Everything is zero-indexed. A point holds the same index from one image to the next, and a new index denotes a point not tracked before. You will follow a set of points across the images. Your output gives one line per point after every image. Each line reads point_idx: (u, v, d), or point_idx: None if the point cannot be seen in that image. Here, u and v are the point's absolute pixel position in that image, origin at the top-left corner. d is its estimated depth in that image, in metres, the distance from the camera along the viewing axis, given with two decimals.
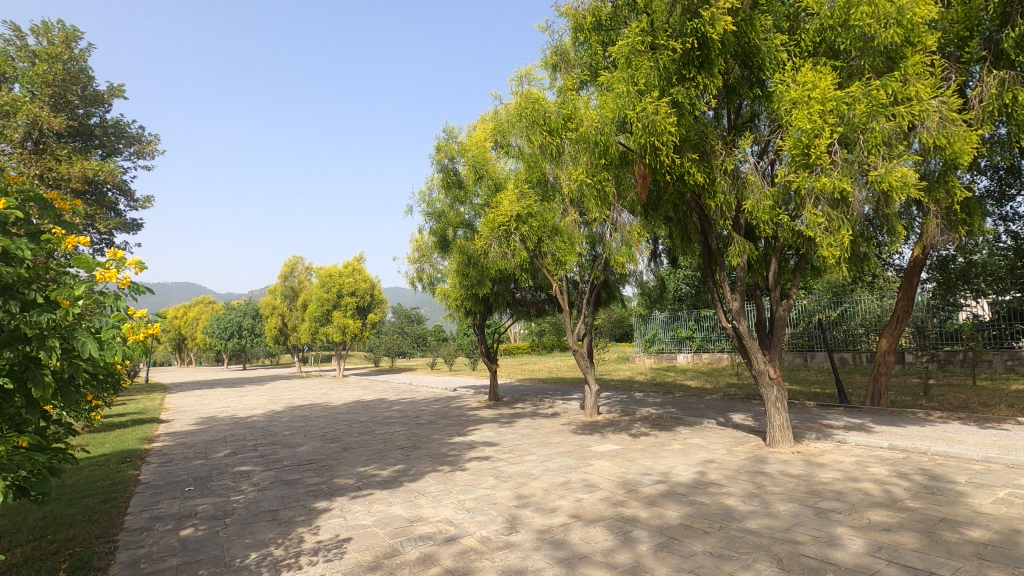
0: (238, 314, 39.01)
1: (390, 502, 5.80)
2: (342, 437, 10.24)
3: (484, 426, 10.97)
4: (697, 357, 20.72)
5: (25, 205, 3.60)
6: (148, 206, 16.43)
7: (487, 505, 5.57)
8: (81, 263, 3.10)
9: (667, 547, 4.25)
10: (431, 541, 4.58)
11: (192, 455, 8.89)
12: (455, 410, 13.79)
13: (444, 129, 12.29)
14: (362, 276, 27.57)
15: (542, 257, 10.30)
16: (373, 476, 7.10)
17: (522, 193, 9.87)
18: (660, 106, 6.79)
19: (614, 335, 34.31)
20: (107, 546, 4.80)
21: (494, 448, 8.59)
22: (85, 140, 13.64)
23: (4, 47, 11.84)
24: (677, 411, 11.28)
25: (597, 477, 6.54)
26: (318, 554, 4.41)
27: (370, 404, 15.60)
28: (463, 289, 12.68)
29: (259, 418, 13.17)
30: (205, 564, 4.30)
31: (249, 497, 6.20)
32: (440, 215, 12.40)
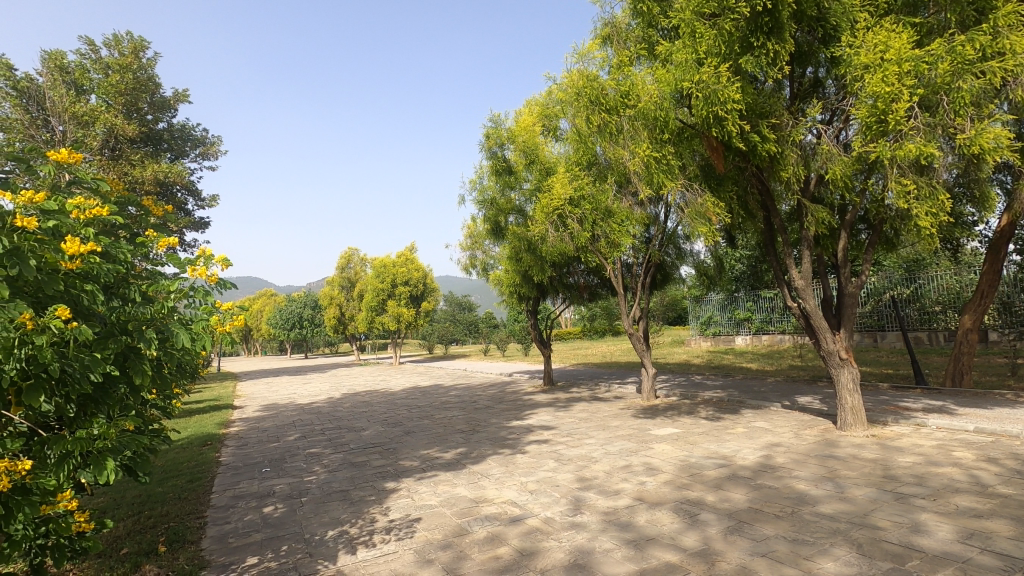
0: (299, 305, 40.76)
1: (454, 484, 5.95)
2: (403, 421, 10.57)
3: (540, 410, 11.04)
4: (756, 339, 20.05)
5: (125, 211, 3.98)
6: (214, 205, 17.27)
7: (550, 487, 5.61)
8: (171, 258, 3.39)
9: (737, 531, 4.17)
10: (497, 521, 4.67)
11: (266, 439, 9.40)
12: (511, 395, 13.95)
13: (491, 118, 12.28)
14: (415, 265, 28.13)
15: (597, 240, 10.19)
16: (436, 458, 7.30)
17: (574, 176, 9.82)
18: (721, 77, 6.63)
19: (668, 319, 33.72)
20: (198, 521, 5.16)
21: (552, 432, 8.64)
22: (155, 145, 14.43)
23: (81, 62, 12.70)
24: (739, 394, 11.00)
25: (659, 460, 6.46)
26: (390, 532, 4.59)
27: (427, 390, 15.98)
28: (516, 275, 12.73)
29: (324, 404, 13.77)
30: (286, 540, 4.56)
31: (321, 478, 6.52)
32: (491, 203, 12.43)
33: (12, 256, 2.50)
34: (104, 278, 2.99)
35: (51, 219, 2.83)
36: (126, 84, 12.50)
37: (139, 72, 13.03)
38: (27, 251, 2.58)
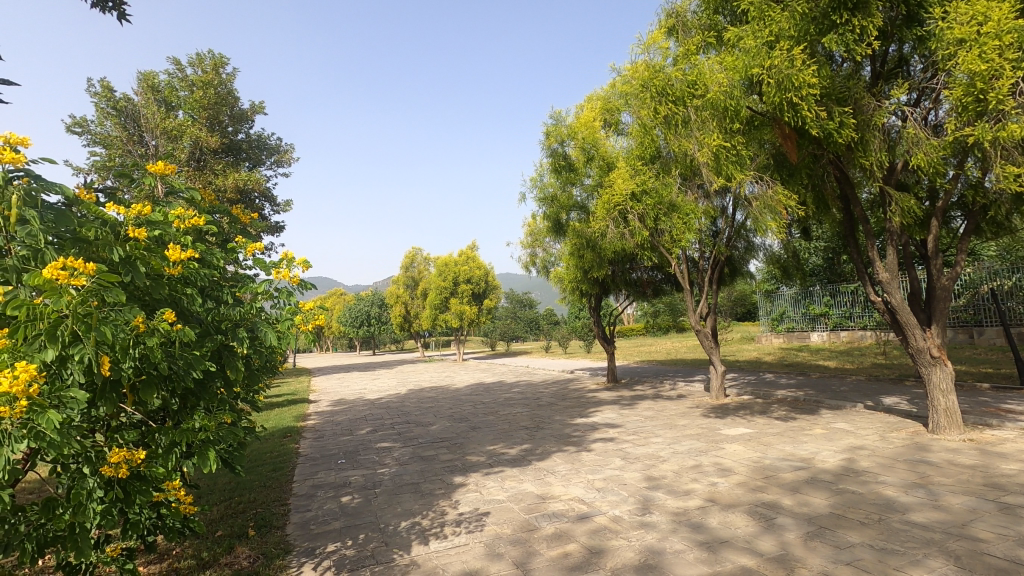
0: (367, 304, 42.37)
1: (521, 480, 6.02)
2: (469, 417, 10.78)
3: (605, 407, 10.94)
4: (834, 335, 18.93)
5: (218, 218, 4.32)
6: (288, 209, 18.22)
7: (617, 485, 5.57)
8: (259, 263, 3.65)
9: (818, 537, 3.98)
10: (565, 518, 4.68)
11: (340, 432, 9.85)
12: (574, 392, 13.92)
13: (551, 115, 12.24)
14: (477, 263, 28.49)
15: (660, 235, 9.96)
16: (501, 454, 7.40)
17: (635, 170, 9.64)
18: (794, 61, 6.41)
19: (736, 314, 32.49)
20: (282, 508, 5.51)
21: (617, 430, 8.54)
22: (235, 155, 15.37)
23: (170, 81, 13.73)
24: (817, 394, 10.46)
25: (731, 461, 6.27)
26: (460, 525, 4.71)
27: (491, 386, 16.20)
28: (578, 272, 12.64)
29: (392, 400, 14.26)
30: (363, 528, 4.78)
31: (393, 471, 6.77)
32: (552, 200, 12.42)
33: (124, 264, 2.77)
34: (199, 282, 3.26)
35: (156, 228, 3.13)
36: (208, 98, 13.44)
37: (220, 87, 13.93)
38: (137, 259, 2.85)
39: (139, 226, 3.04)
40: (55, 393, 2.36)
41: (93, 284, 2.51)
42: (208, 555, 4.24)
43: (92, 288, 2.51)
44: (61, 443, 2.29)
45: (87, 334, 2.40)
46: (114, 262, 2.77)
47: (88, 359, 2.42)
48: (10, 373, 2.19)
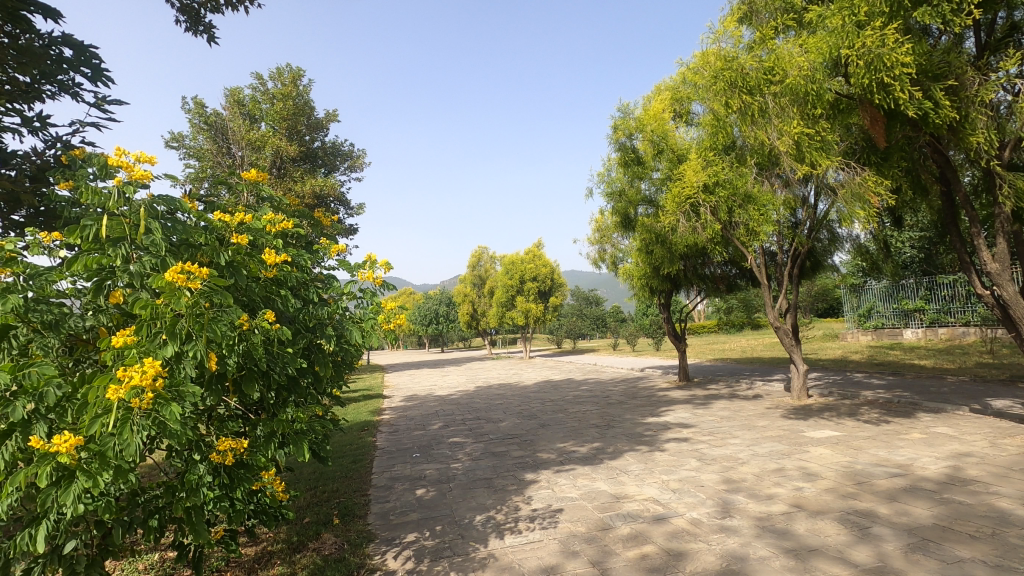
0: (435, 302, 43.52)
1: (593, 478, 5.98)
2: (538, 414, 10.82)
3: (677, 406, 10.65)
4: (930, 332, 17.50)
5: (305, 222, 4.58)
6: (361, 211, 19.00)
7: (694, 487, 5.41)
8: (344, 264, 3.84)
9: (921, 549, 3.69)
10: (641, 519, 4.60)
11: (414, 427, 10.17)
12: (644, 390, 13.64)
13: (619, 108, 12.02)
14: (543, 261, 28.44)
15: (735, 228, 9.56)
16: (573, 452, 7.37)
17: (707, 161, 9.30)
18: (886, 40, 6.01)
19: (817, 310, 30.69)
20: (363, 498, 5.76)
21: (692, 430, 8.30)
22: (312, 163, 15.94)
23: (253, 95, 14.63)
24: (913, 395, 9.67)
25: (817, 465, 5.92)
26: (534, 521, 4.74)
27: (558, 383, 16.19)
28: (647, 268, 12.38)
29: (462, 396, 14.55)
30: (440, 521, 4.92)
31: (466, 465, 6.92)
32: (620, 195, 12.23)
33: (229, 268, 3.02)
34: (292, 284, 3.49)
35: (254, 235, 3.38)
36: (287, 109, 14.18)
37: (298, 98, 14.63)
38: (238, 263, 3.11)
39: (239, 233, 3.31)
40: (174, 385, 2.58)
41: (204, 287, 2.73)
42: (299, 540, 4.52)
43: (203, 290, 2.72)
44: (180, 432, 2.52)
45: (200, 332, 2.62)
46: (221, 266, 3.02)
47: (201, 355, 2.63)
48: (139, 367, 2.42)
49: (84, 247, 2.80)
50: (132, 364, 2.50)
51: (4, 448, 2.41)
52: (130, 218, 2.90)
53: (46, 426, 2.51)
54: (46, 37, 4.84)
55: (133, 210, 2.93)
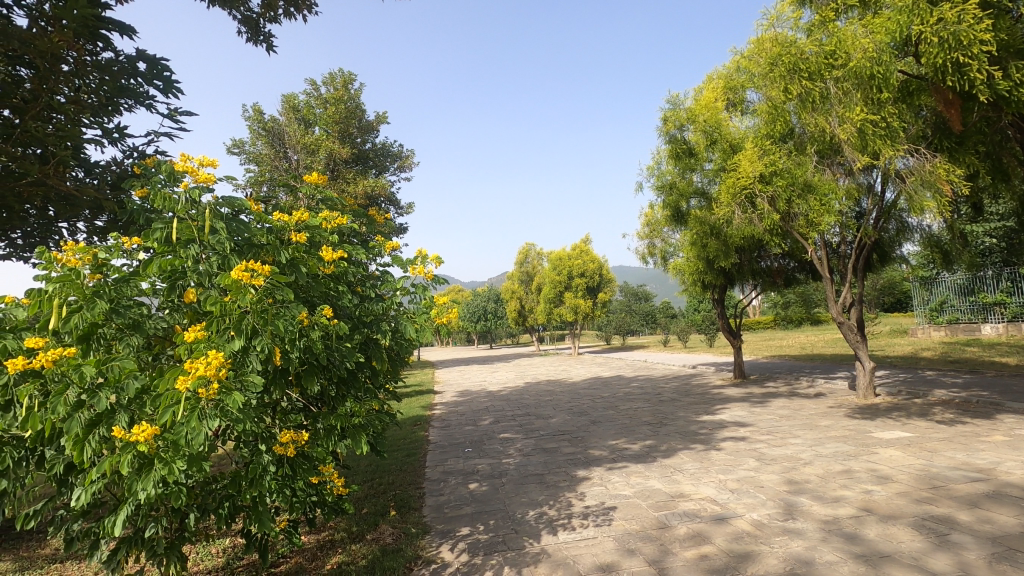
0: (483, 299, 43.97)
1: (647, 476, 5.88)
2: (588, 411, 10.74)
3: (732, 404, 10.34)
4: (1013, 327, 16.27)
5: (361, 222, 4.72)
6: (411, 210, 19.34)
7: (754, 487, 5.24)
8: (397, 261, 3.93)
9: (1008, 559, 3.44)
10: (699, 518, 4.50)
11: (465, 422, 10.30)
12: (698, 387, 13.30)
13: (669, 99, 11.72)
14: (591, 257, 28.16)
15: (794, 219, 9.16)
16: (625, 449, 7.28)
17: (763, 151, 8.93)
18: (964, 16, 5.59)
19: (883, 305, 29.08)
20: (418, 490, 5.89)
21: (749, 429, 8.03)
22: (364, 164, 16.40)
23: (308, 100, 15.11)
24: (994, 395, 9.01)
25: (888, 467, 5.62)
26: (587, 518, 4.71)
27: (608, 380, 16.00)
28: (700, 262, 12.05)
29: (511, 392, 14.62)
30: (493, 515, 4.96)
31: (518, 461, 6.95)
32: (671, 187, 11.95)
33: (290, 265, 3.15)
34: (349, 280, 3.59)
35: (313, 232, 3.50)
36: (340, 113, 14.58)
37: (349, 102, 15.01)
38: (298, 261, 3.24)
39: (299, 231, 3.44)
40: (239, 377, 2.71)
41: (266, 283, 2.84)
42: (357, 530, 4.67)
43: (266, 287, 2.84)
44: (244, 421, 2.64)
45: (264, 327, 2.76)
46: (282, 264, 3.16)
47: (265, 349, 2.75)
48: (205, 359, 2.55)
49: (159, 248, 2.96)
50: (201, 357, 2.64)
51: (92, 437, 2.59)
52: (200, 220, 3.06)
53: (127, 416, 2.67)
54: (123, 54, 5.16)
55: (201, 211, 3.10)
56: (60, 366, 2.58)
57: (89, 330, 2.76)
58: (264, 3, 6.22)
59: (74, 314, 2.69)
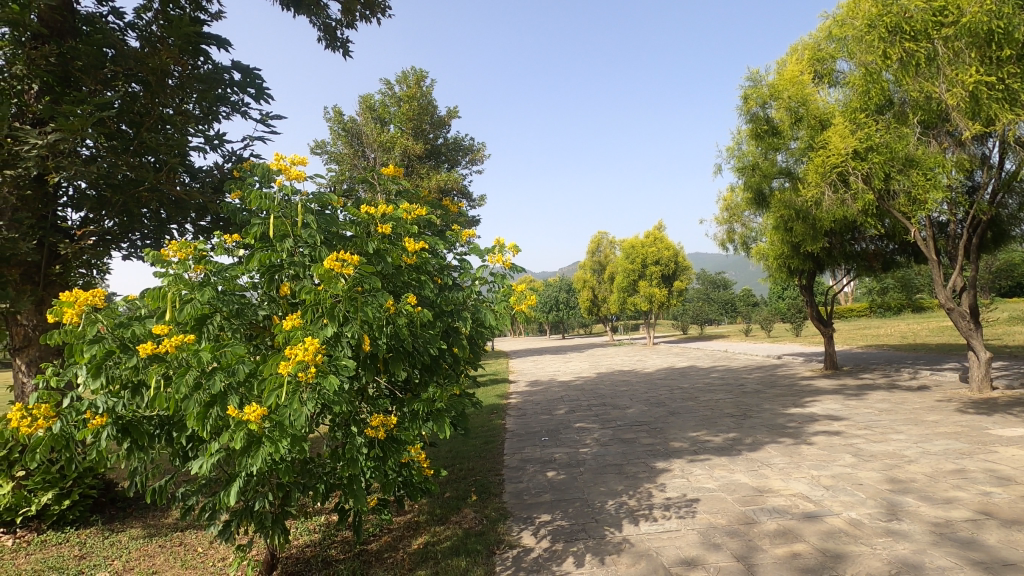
0: (555, 290, 43.98)
1: (731, 470, 5.66)
2: (666, 401, 10.47)
3: (824, 397, 9.71)
4: None
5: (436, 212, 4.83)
6: (482, 203, 19.57)
7: (851, 485, 4.92)
8: (475, 249, 4.00)
9: None
10: (790, 515, 4.29)
11: (540, 411, 10.36)
12: (784, 379, 12.62)
13: (749, 77, 11.09)
14: (665, 244, 27.32)
15: (893, 197, 8.39)
16: (706, 441, 7.04)
17: (857, 124, 8.27)
18: None
19: (999, 288, 26.24)
20: (497, 477, 6.01)
21: (844, 423, 7.52)
22: (436, 159, 16.74)
23: (383, 99, 15.60)
24: None
25: (1009, 468, 5.08)
26: (670, 510, 4.61)
27: (686, 371, 15.50)
28: (785, 248, 11.37)
29: (585, 382, 14.51)
30: (573, 504, 4.97)
31: (595, 451, 6.91)
32: (752, 169, 11.36)
33: (375, 256, 3.29)
34: (429, 270, 3.70)
35: (394, 224, 3.61)
36: (413, 110, 14.94)
37: (422, 99, 15.37)
38: (383, 252, 3.38)
39: (382, 223, 3.55)
40: (333, 362, 2.85)
41: (355, 273, 2.98)
42: (441, 512, 4.83)
43: (354, 276, 2.97)
44: (340, 405, 2.79)
45: (354, 315, 2.91)
46: (368, 255, 3.30)
47: (355, 336, 2.90)
48: (304, 346, 2.69)
49: (258, 244, 3.18)
50: (299, 345, 2.81)
51: (210, 414, 2.84)
52: (292, 216, 3.26)
53: (238, 398, 2.90)
54: (219, 65, 5.55)
55: (291, 208, 3.29)
56: (180, 351, 2.85)
57: (199, 319, 3.04)
58: (343, 9, 6.47)
59: (187, 304, 2.98)
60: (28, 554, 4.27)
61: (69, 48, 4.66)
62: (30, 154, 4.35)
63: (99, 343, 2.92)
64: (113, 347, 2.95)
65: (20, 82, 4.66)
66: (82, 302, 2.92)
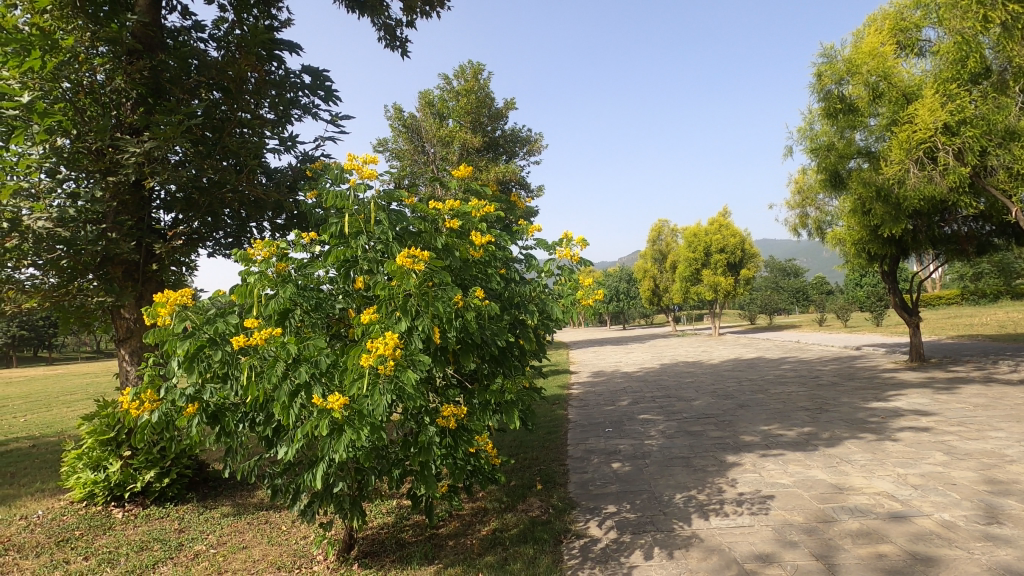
0: (615, 280, 43.47)
1: (808, 465, 5.42)
2: (735, 394, 10.13)
3: (910, 391, 9.08)
4: None
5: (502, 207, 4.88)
6: (540, 193, 19.49)
7: (943, 485, 4.59)
8: (543, 244, 4.03)
9: None
10: (874, 515, 4.06)
11: (603, 402, 10.28)
12: (865, 371, 11.89)
13: (822, 52, 10.47)
14: (731, 230, 26.29)
15: (992, 173, 7.66)
16: (779, 435, 6.77)
17: (949, 96, 7.63)
18: None
19: None
20: (562, 467, 6.02)
21: (934, 418, 7.01)
22: (495, 152, 16.80)
23: (442, 95, 15.81)
24: None
25: None
26: (742, 505, 4.48)
27: (756, 362, 14.88)
28: (865, 232, 10.66)
29: (649, 373, 14.25)
30: (639, 496, 4.92)
31: (661, 443, 6.80)
32: (827, 149, 10.64)
33: (444, 251, 3.36)
34: (496, 263, 3.75)
35: (463, 219, 3.67)
36: (471, 104, 15.07)
37: (480, 92, 15.46)
38: (452, 247, 3.45)
39: (451, 218, 3.63)
40: (409, 355, 2.95)
41: (426, 268, 3.06)
42: (508, 501, 4.90)
43: (427, 271, 3.06)
44: (415, 396, 2.90)
45: (427, 309, 2.98)
46: (438, 250, 3.37)
47: (427, 329, 3.00)
48: (382, 340, 2.81)
49: (334, 241, 3.32)
50: (377, 338, 2.93)
51: (295, 403, 3.02)
52: (366, 213, 3.39)
53: (320, 388, 3.05)
54: (292, 70, 5.83)
55: (365, 205, 3.42)
56: (267, 344, 3.04)
57: (283, 312, 3.21)
58: (404, 7, 6.62)
59: (273, 298, 3.17)
60: (136, 526, 4.71)
61: (159, 62, 5.03)
62: (130, 162, 4.73)
63: (193, 336, 3.18)
64: (204, 340, 3.21)
65: (118, 95, 5.00)
66: (172, 302, 3.15)
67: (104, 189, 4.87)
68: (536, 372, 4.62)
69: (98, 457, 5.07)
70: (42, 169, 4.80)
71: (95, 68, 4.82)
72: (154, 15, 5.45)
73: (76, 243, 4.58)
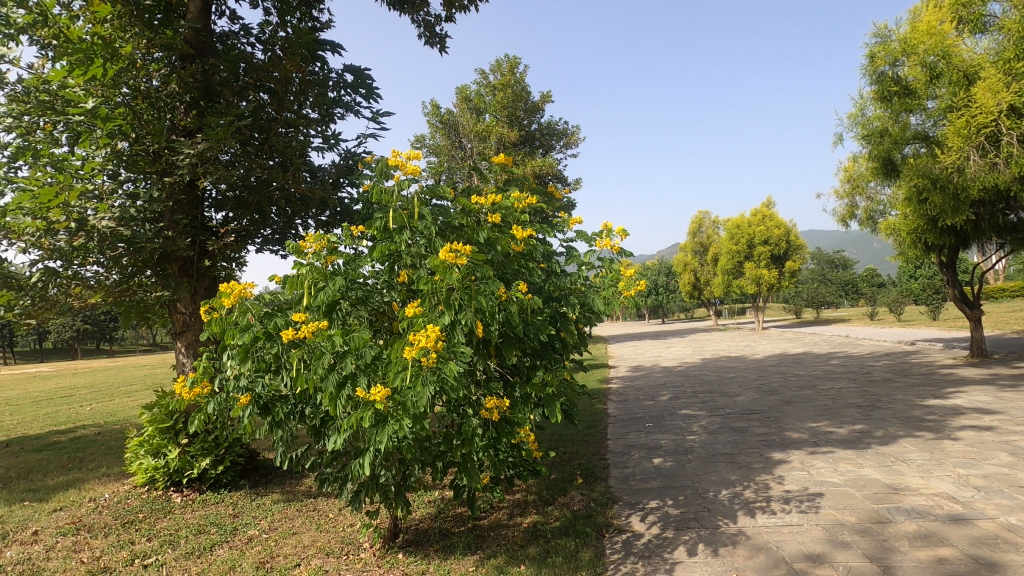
0: (654, 274, 42.85)
1: (860, 464, 5.23)
2: (781, 389, 9.84)
3: (971, 388, 8.63)
4: None
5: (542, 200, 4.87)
6: (577, 187, 19.32)
7: (1008, 486, 4.35)
8: (584, 235, 4.00)
9: None
10: (932, 516, 3.89)
11: (643, 397, 10.16)
12: (921, 367, 11.35)
13: (874, 34, 9.99)
14: (775, 221, 25.51)
15: None
16: (829, 433, 6.54)
17: (1017, 74, 7.19)
18: None
19: None
20: (602, 461, 5.99)
21: (997, 417, 6.64)
22: (531, 145, 16.72)
23: (478, 90, 15.84)
24: None
25: None
26: (790, 503, 4.37)
27: (802, 358, 14.41)
28: (920, 222, 10.13)
29: (690, 368, 13.99)
30: (682, 491, 4.85)
31: (703, 439, 6.68)
32: (879, 135, 10.02)
33: (486, 245, 3.38)
34: (538, 257, 3.75)
35: (504, 212, 3.69)
36: (508, 98, 15.07)
37: (516, 86, 15.43)
38: (494, 241, 3.46)
39: (493, 212, 3.65)
40: (451, 347, 2.99)
41: (469, 262, 3.09)
42: (548, 494, 4.91)
43: (468, 265, 3.08)
44: (457, 387, 2.93)
45: (469, 302, 3.01)
46: (480, 244, 3.39)
47: (469, 322, 3.02)
48: (424, 332, 2.85)
49: (379, 236, 3.39)
50: (420, 331, 2.98)
51: (342, 395, 3.11)
52: (410, 208, 3.45)
53: (365, 379, 3.12)
54: (335, 70, 5.96)
55: (408, 200, 3.47)
56: (315, 337, 3.14)
57: (330, 305, 3.30)
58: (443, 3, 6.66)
59: (322, 291, 3.26)
60: (193, 510, 4.95)
61: (211, 66, 5.24)
62: (184, 163, 4.94)
63: (249, 330, 3.29)
64: (259, 333, 3.31)
65: (172, 99, 5.21)
66: (237, 293, 3.33)
67: (161, 189, 5.12)
68: (578, 365, 4.61)
69: (158, 445, 5.33)
70: (104, 172, 4.95)
71: (151, 74, 5.01)
72: (205, 22, 5.67)
73: (137, 242, 4.82)
